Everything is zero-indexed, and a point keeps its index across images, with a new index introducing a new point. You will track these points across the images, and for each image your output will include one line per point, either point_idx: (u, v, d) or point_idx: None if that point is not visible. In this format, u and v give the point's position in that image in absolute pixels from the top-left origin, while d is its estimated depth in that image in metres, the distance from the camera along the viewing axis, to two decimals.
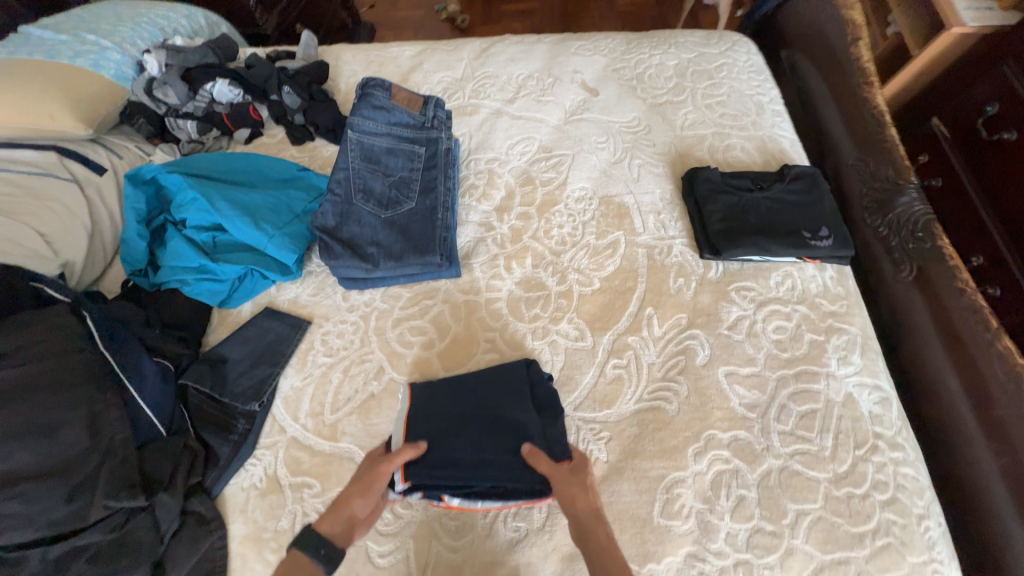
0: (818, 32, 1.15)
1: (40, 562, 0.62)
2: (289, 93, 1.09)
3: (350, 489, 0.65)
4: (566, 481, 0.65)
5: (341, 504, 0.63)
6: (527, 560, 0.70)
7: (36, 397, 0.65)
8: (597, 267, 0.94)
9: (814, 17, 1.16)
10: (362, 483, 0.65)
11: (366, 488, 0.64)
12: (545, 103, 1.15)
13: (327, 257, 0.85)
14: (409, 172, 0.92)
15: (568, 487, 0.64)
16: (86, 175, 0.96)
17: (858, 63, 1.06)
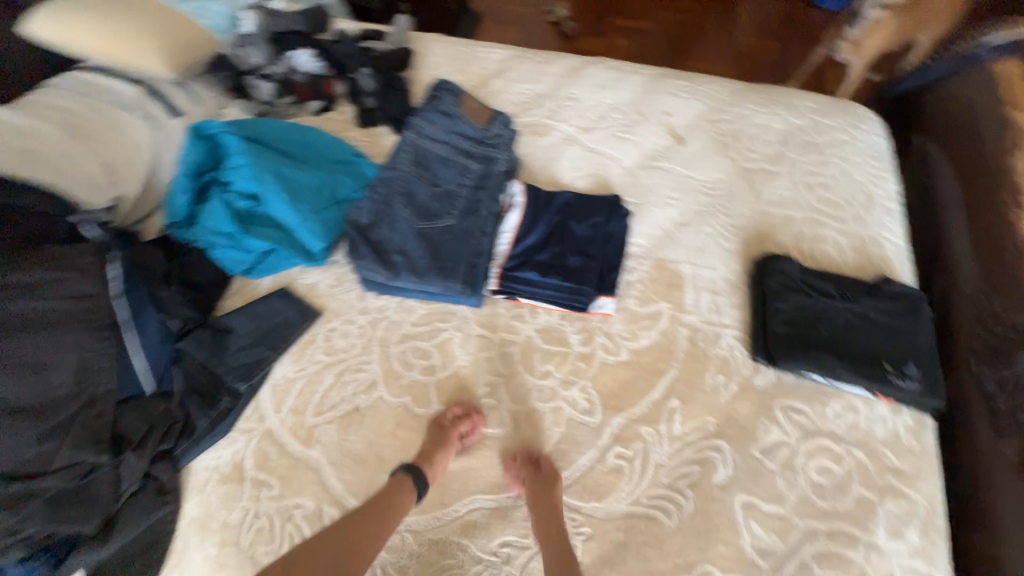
0: (970, 126, 0.95)
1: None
2: (367, 75, 1.09)
3: (432, 439, 0.74)
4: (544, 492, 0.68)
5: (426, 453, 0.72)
6: None
7: (39, 333, 0.66)
8: (630, 336, 0.83)
9: (970, 108, 0.96)
10: (443, 432, 0.75)
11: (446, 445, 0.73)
12: (621, 140, 1.06)
13: (351, 255, 0.81)
14: (456, 186, 0.87)
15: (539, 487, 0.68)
16: (160, 116, 0.98)
17: (1009, 175, 0.85)
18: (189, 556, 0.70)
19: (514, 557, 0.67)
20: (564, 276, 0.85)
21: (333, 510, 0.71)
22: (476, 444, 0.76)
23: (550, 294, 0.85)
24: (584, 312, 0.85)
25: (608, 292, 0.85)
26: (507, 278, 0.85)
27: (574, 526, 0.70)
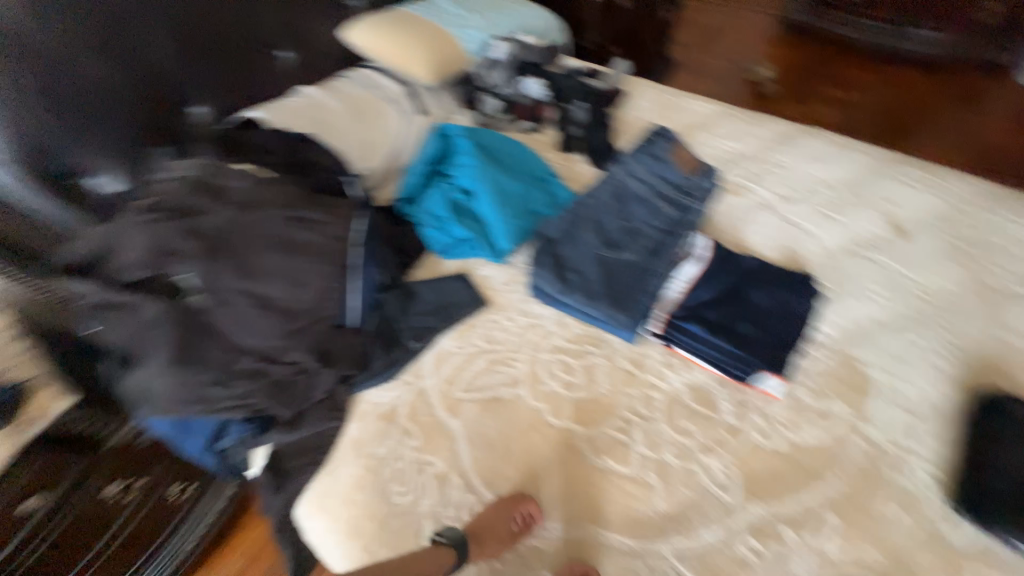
0: None
1: (245, 366, 0.78)
2: (582, 108, 1.22)
3: (487, 521, 0.72)
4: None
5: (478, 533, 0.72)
6: None
7: (307, 256, 0.83)
8: (792, 427, 0.77)
9: None
10: (501, 525, 0.72)
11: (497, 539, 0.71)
12: (827, 219, 0.99)
13: (535, 262, 0.91)
14: (647, 226, 0.91)
15: None
16: (410, 113, 1.24)
17: None
18: (339, 469, 0.82)
19: None
20: (731, 340, 0.82)
21: (459, 480, 0.79)
22: (600, 474, 0.76)
23: (711, 353, 0.83)
24: (741, 382, 0.81)
25: (778, 372, 0.79)
26: (671, 325, 0.85)
27: None
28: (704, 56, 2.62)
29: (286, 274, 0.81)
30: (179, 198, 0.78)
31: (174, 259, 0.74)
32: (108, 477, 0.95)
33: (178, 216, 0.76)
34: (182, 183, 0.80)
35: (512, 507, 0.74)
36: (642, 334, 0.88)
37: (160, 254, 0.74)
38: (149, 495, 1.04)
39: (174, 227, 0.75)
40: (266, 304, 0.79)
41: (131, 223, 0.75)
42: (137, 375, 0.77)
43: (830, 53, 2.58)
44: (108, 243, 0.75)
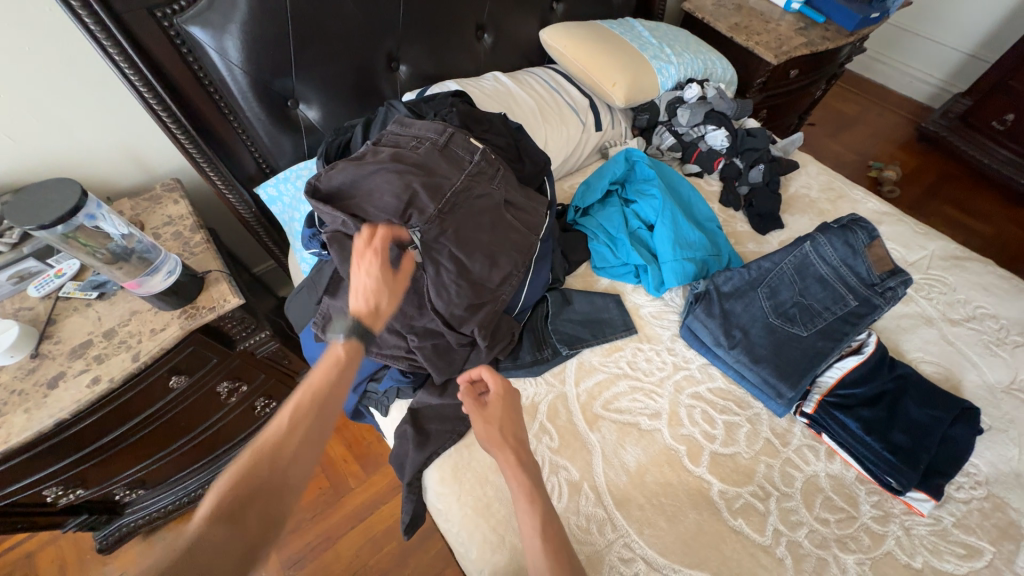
0: None
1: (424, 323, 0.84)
2: (759, 170, 1.22)
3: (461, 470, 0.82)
4: (506, 404, 0.70)
5: (380, 312, 0.69)
6: None
7: (503, 242, 0.89)
8: (934, 550, 0.76)
9: None
10: (389, 276, 0.71)
11: (394, 292, 0.71)
12: (992, 353, 0.97)
13: (702, 309, 0.95)
14: (823, 308, 0.92)
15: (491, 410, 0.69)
16: (590, 126, 1.27)
17: None
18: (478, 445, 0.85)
19: None
20: (888, 447, 0.81)
21: (590, 493, 0.80)
22: (732, 533, 0.77)
23: (862, 452, 0.82)
24: (891, 492, 0.80)
25: (931, 492, 0.79)
26: (826, 412, 0.86)
27: None
28: (830, 138, 2.61)
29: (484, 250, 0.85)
30: (427, 159, 0.83)
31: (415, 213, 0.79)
32: (228, 374, 1.14)
33: (424, 175, 0.82)
34: (430, 146, 0.85)
35: (381, 259, 0.70)
36: (790, 411, 0.90)
37: (403, 203, 0.78)
38: (240, 403, 1.24)
39: (421, 184, 0.80)
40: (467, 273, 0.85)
41: (385, 168, 0.79)
42: (339, 305, 0.81)
43: (962, 169, 2.48)
44: (357, 180, 0.79)
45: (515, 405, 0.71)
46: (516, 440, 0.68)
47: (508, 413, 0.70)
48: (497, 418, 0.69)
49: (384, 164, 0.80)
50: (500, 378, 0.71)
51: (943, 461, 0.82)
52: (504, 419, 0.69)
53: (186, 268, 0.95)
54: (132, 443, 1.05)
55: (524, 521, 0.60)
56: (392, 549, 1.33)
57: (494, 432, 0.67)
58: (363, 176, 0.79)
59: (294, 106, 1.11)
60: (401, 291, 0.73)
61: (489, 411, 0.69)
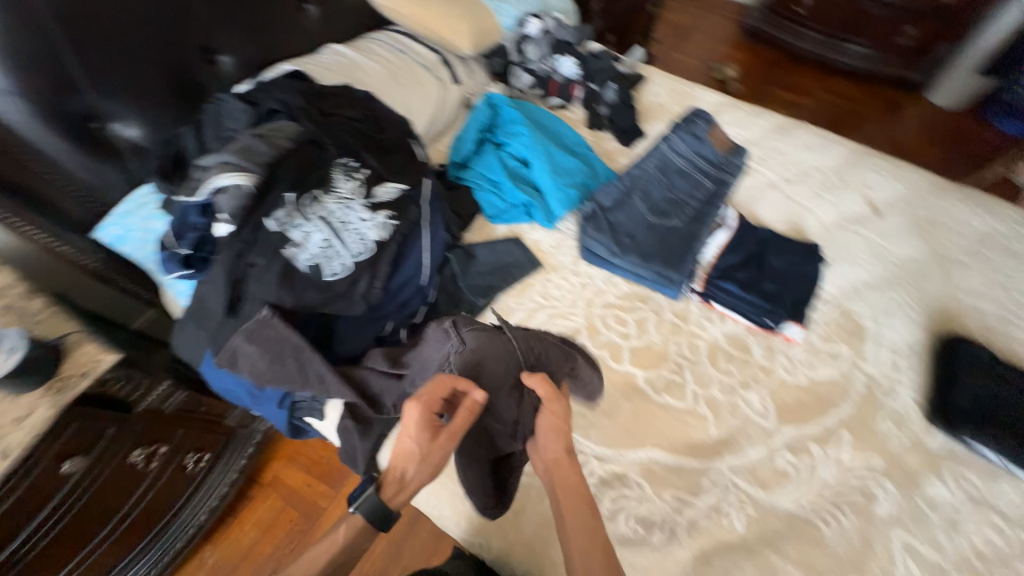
0: None
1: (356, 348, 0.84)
2: (612, 89, 1.29)
3: None
4: (557, 413, 0.72)
5: (405, 484, 0.66)
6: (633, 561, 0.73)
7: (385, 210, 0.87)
8: (809, 365, 0.93)
9: None
10: (427, 440, 0.66)
11: (425, 464, 0.65)
12: (821, 198, 1.17)
13: (591, 227, 1.01)
14: (688, 197, 1.03)
15: (571, 489, 0.68)
16: (447, 81, 1.25)
17: None
18: None
19: (683, 509, 0.78)
20: (759, 296, 0.96)
21: None
22: (661, 409, 0.88)
23: (744, 307, 0.96)
24: (770, 331, 0.96)
25: (798, 321, 0.95)
26: (711, 284, 0.98)
27: (740, 503, 0.78)
28: (675, 51, 2.82)
29: (382, 213, 0.86)
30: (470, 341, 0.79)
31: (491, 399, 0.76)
32: (137, 440, 1.02)
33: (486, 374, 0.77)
34: (470, 334, 0.79)
35: (421, 415, 0.66)
36: (683, 292, 1.01)
37: (294, 210, 0.80)
38: (164, 466, 1.12)
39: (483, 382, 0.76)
40: (371, 248, 0.83)
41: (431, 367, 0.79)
42: (248, 351, 0.72)
43: (784, 55, 2.82)
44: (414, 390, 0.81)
45: (565, 412, 0.72)
46: (563, 453, 0.71)
47: (551, 424, 0.72)
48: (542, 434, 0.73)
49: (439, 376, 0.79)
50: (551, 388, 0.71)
51: (805, 295, 0.98)
52: (556, 429, 0.72)
53: (31, 341, 0.81)
54: (43, 550, 0.91)
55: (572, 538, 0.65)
56: (382, 551, 1.33)
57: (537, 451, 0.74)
58: (412, 376, 0.79)
59: (102, 127, 0.95)
60: (435, 464, 0.66)
61: (538, 442, 0.72)
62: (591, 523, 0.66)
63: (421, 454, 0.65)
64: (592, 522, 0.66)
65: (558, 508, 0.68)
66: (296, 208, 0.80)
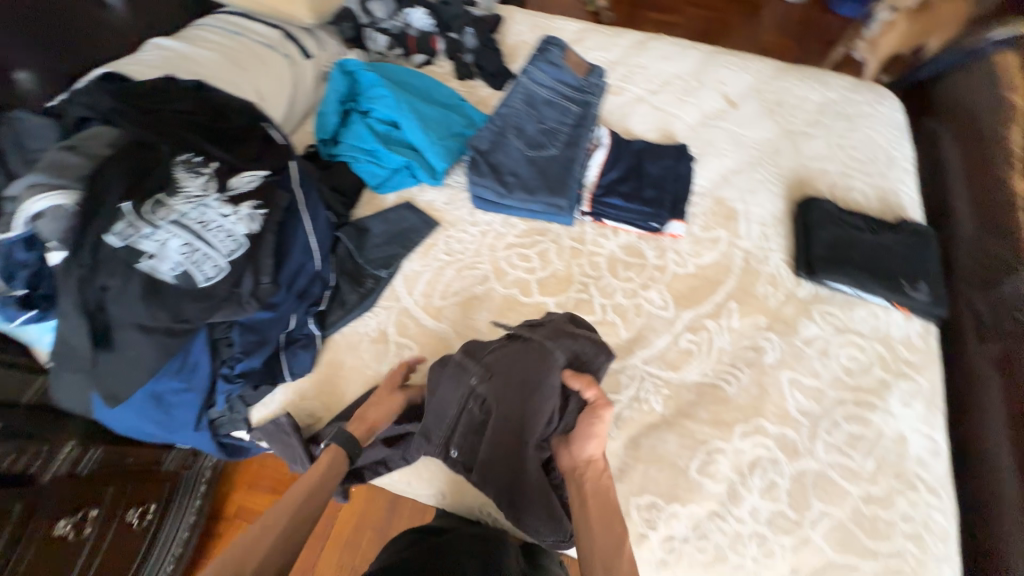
0: (971, 119, 1.21)
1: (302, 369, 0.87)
2: (471, 34, 1.27)
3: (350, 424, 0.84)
4: (604, 417, 0.73)
5: (367, 421, 0.80)
6: None
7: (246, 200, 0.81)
8: (695, 254, 1.02)
9: (976, 104, 1.21)
10: (388, 395, 0.83)
11: (387, 408, 0.81)
12: (684, 103, 1.24)
13: (474, 173, 1.01)
14: (559, 124, 1.06)
15: (596, 493, 0.68)
16: (297, 57, 1.16)
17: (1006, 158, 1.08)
18: (352, 394, 0.87)
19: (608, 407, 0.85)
20: (642, 202, 1.03)
21: None
22: None
23: (630, 216, 1.03)
24: (658, 233, 1.04)
25: (679, 218, 1.03)
26: (598, 203, 1.03)
27: (656, 387, 0.88)
28: None
29: (247, 205, 0.80)
30: (496, 363, 0.79)
31: (529, 414, 0.75)
32: (58, 509, 0.90)
33: (520, 391, 0.77)
34: (489, 359, 0.80)
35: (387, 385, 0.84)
36: (576, 217, 1.06)
37: (133, 219, 0.73)
38: (100, 531, 1.01)
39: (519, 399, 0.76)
40: (243, 243, 0.78)
41: (447, 401, 0.80)
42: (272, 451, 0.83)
43: None
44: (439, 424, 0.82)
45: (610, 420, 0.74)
46: (597, 457, 0.72)
47: (589, 425, 0.73)
48: (578, 439, 0.73)
49: (466, 407, 0.80)
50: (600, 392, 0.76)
51: (682, 193, 1.07)
52: (598, 433, 0.72)
53: None
54: None
55: (598, 538, 0.64)
56: (371, 539, 1.24)
57: (570, 457, 0.73)
58: (432, 420, 0.80)
59: None
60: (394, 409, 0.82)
61: (577, 446, 0.73)
62: (619, 530, 0.64)
63: (382, 401, 0.82)
64: (618, 528, 0.65)
65: (586, 514, 0.66)
66: (137, 218, 0.73)
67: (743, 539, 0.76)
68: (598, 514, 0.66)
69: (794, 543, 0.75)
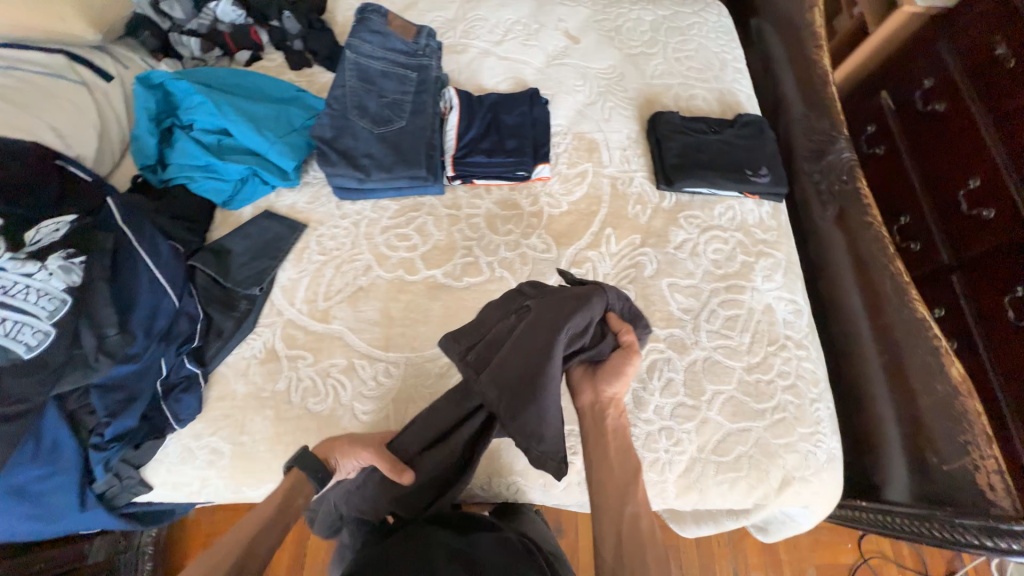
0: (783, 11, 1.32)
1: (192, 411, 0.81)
2: (290, 18, 1.16)
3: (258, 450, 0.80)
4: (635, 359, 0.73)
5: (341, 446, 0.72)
6: None
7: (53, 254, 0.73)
8: (567, 193, 1.05)
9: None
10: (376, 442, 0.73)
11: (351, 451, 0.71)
12: (529, 47, 1.24)
13: (324, 164, 0.96)
14: (401, 94, 1.04)
15: (609, 430, 0.72)
16: (95, 80, 1.02)
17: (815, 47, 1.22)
18: (250, 423, 0.81)
19: None
20: (504, 154, 1.03)
21: (363, 361, 0.87)
22: (466, 291, 0.95)
23: (496, 169, 1.02)
24: (527, 180, 1.05)
25: (543, 160, 1.04)
26: (460, 164, 1.01)
27: None
28: None
29: (58, 257, 0.72)
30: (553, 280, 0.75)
31: (578, 323, 0.69)
32: None
33: (569, 301, 0.70)
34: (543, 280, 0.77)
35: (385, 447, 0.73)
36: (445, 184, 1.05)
37: None
38: None
39: (573, 306, 0.69)
40: (64, 298, 0.71)
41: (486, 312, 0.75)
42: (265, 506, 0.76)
43: None
44: (471, 326, 0.73)
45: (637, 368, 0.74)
46: (620, 396, 0.73)
47: (621, 363, 0.72)
48: (607, 376, 0.73)
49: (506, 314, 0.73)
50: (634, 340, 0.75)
51: (542, 136, 1.08)
52: (625, 373, 0.72)
53: None
54: None
55: (610, 476, 0.68)
56: None
57: (593, 391, 0.73)
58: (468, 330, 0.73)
59: None
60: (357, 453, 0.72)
61: (606, 381, 0.72)
62: (631, 463, 0.69)
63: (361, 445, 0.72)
64: (628, 461, 0.69)
65: (603, 449, 0.70)
66: None
67: (654, 436, 0.82)
68: (616, 451, 0.70)
69: (696, 425, 0.83)
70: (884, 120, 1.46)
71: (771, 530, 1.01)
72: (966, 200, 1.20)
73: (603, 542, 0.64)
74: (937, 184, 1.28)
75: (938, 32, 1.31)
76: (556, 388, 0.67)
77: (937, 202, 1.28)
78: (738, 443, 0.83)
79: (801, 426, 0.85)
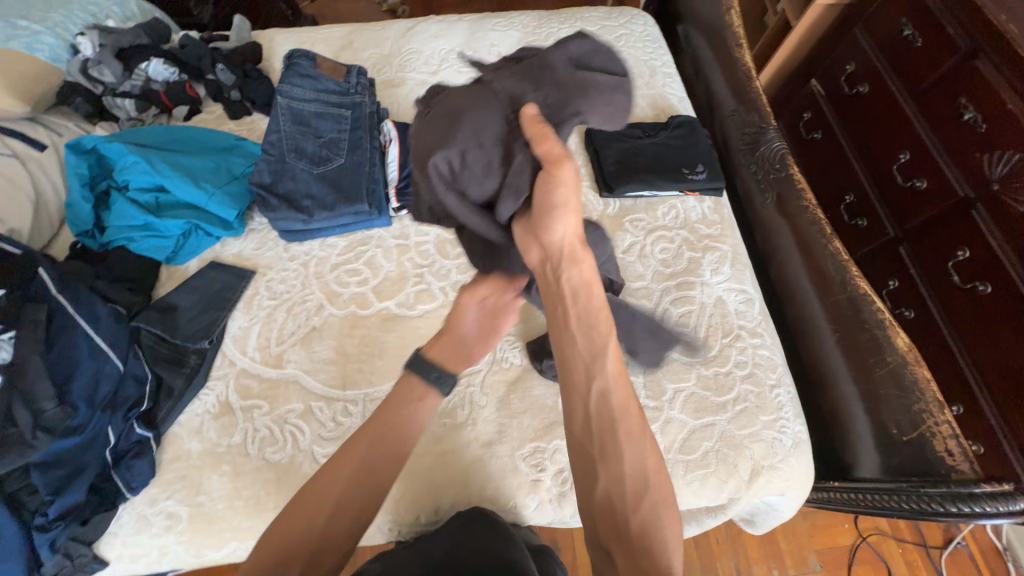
0: (704, 17, 1.38)
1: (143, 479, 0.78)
2: (224, 70, 1.18)
3: (218, 509, 0.77)
4: (564, 180, 0.58)
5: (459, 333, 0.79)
6: (465, 440, 0.84)
7: None
8: None
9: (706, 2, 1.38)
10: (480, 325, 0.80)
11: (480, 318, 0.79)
12: (465, 74, 1.28)
13: (265, 210, 0.96)
14: (338, 133, 1.06)
15: (563, 285, 0.60)
16: (27, 152, 1.01)
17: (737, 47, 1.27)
18: (207, 481, 0.79)
19: (472, 380, 0.88)
20: None
21: (321, 403, 0.86)
22: (421, 319, 0.95)
23: None
24: None
25: None
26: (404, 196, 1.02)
27: (510, 343, 0.92)
28: None
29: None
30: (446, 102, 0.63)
31: (468, 165, 0.61)
32: None
33: (452, 131, 0.60)
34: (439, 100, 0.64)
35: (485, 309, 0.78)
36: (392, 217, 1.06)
37: None
38: None
39: (441, 145, 0.60)
40: None
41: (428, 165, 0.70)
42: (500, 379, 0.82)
43: None
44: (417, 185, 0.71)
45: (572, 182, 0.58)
46: (570, 237, 0.59)
47: (546, 194, 0.58)
48: (542, 220, 0.59)
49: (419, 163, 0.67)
50: (557, 146, 0.58)
51: None
52: (562, 208, 0.58)
53: None
54: None
55: (579, 353, 0.60)
56: None
57: (537, 245, 0.61)
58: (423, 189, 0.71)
59: None
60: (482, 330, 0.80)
61: (545, 225, 0.58)
62: (602, 336, 0.59)
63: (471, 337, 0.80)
64: (595, 338, 0.59)
65: (564, 322, 0.61)
66: None
67: None
68: (577, 320, 0.60)
69: (660, 427, 0.83)
70: (818, 106, 1.51)
71: (759, 522, 1.00)
72: (900, 173, 1.23)
73: (570, 419, 0.60)
74: (873, 158, 1.32)
75: (854, 20, 1.38)
76: (479, 225, 0.63)
77: (876, 176, 1.32)
78: (703, 439, 0.83)
79: (764, 415, 0.85)
